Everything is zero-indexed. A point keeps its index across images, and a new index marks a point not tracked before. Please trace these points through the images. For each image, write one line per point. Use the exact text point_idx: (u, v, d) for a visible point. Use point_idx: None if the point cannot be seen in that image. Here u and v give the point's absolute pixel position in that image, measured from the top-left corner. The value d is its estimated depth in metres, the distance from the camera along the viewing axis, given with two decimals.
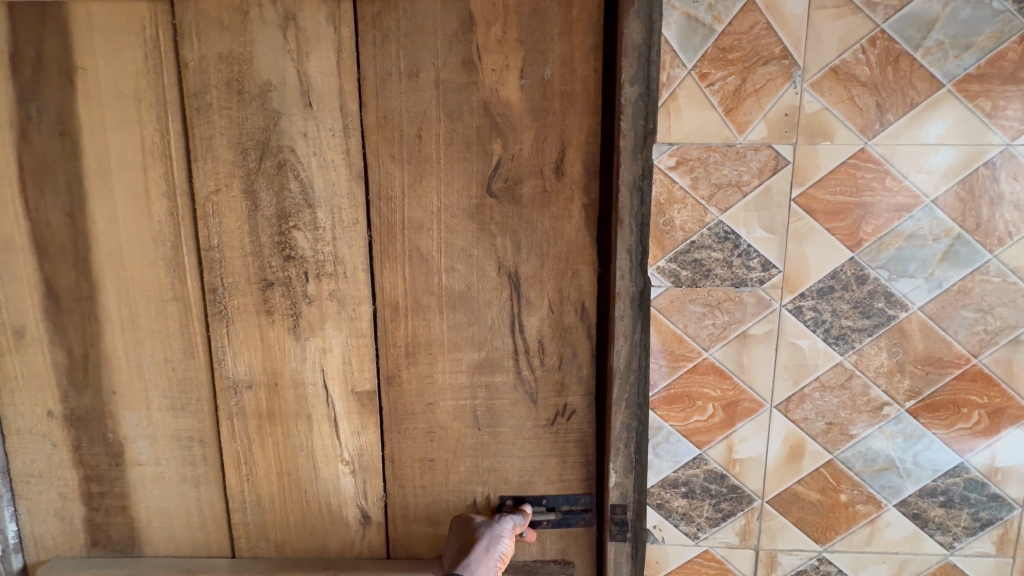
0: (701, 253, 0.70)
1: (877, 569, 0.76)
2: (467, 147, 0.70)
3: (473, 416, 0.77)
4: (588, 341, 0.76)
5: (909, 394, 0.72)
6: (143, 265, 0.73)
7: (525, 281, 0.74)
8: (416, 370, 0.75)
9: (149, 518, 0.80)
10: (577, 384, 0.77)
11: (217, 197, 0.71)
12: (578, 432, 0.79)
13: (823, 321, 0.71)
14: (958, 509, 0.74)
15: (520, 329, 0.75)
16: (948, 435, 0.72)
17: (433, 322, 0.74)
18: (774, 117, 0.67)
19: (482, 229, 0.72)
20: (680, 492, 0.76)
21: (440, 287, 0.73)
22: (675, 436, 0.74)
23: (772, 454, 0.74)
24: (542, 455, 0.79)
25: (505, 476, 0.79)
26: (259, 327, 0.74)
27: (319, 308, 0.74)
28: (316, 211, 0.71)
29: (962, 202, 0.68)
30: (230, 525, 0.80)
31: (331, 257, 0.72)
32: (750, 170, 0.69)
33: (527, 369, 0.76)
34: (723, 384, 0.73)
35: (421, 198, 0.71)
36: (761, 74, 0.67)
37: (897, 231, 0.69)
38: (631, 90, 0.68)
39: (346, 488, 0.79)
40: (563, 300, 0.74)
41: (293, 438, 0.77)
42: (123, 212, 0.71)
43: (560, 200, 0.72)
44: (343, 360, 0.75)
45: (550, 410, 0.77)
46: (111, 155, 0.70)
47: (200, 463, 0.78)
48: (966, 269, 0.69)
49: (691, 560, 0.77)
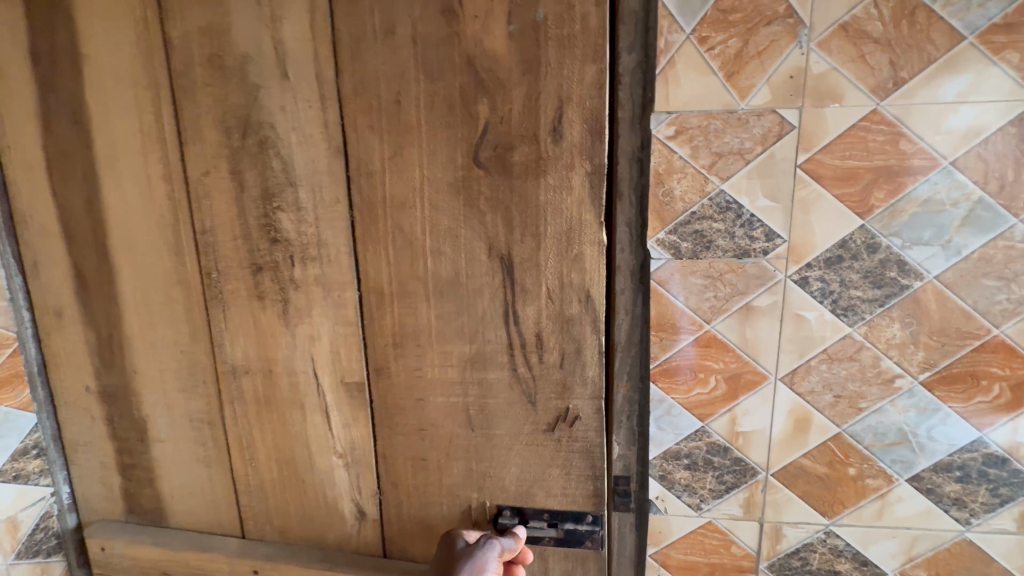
0: (701, 224, 0.69)
1: (888, 544, 0.75)
2: (447, 108, 0.64)
3: (465, 417, 0.74)
4: (594, 336, 0.69)
5: (923, 365, 0.69)
6: (151, 248, 0.76)
7: (520, 263, 0.68)
8: (405, 362, 0.73)
9: (175, 489, 0.86)
10: (583, 388, 0.71)
11: (203, 179, 0.72)
12: (584, 441, 0.73)
13: (831, 292, 0.69)
14: (976, 485, 0.71)
15: (518, 318, 0.69)
16: (966, 409, 0.70)
17: (420, 311, 0.71)
18: (778, 80, 0.65)
19: (470, 204, 0.67)
20: (682, 463, 0.76)
21: (426, 272, 0.69)
22: (677, 409, 0.75)
23: (778, 426, 0.73)
24: (544, 459, 0.74)
25: (502, 484, 0.76)
26: (250, 313, 0.76)
27: (305, 292, 0.73)
28: (298, 189, 0.70)
29: (984, 162, 0.64)
30: (237, 507, 0.84)
31: (312, 240, 0.71)
32: (752, 136, 0.66)
33: (524, 365, 0.71)
34: (726, 356, 0.72)
35: (403, 171, 0.67)
36: (764, 35, 0.64)
37: (911, 197, 0.66)
38: (629, 57, 0.67)
39: (339, 482, 0.80)
40: (565, 289, 0.67)
41: (289, 428, 0.79)
42: (132, 197, 0.75)
43: (558, 174, 0.65)
44: (331, 349, 0.75)
45: (551, 413, 0.72)
46: (117, 139, 0.73)
47: (210, 445, 0.83)
48: (988, 234, 0.65)
49: (695, 531, 0.78)
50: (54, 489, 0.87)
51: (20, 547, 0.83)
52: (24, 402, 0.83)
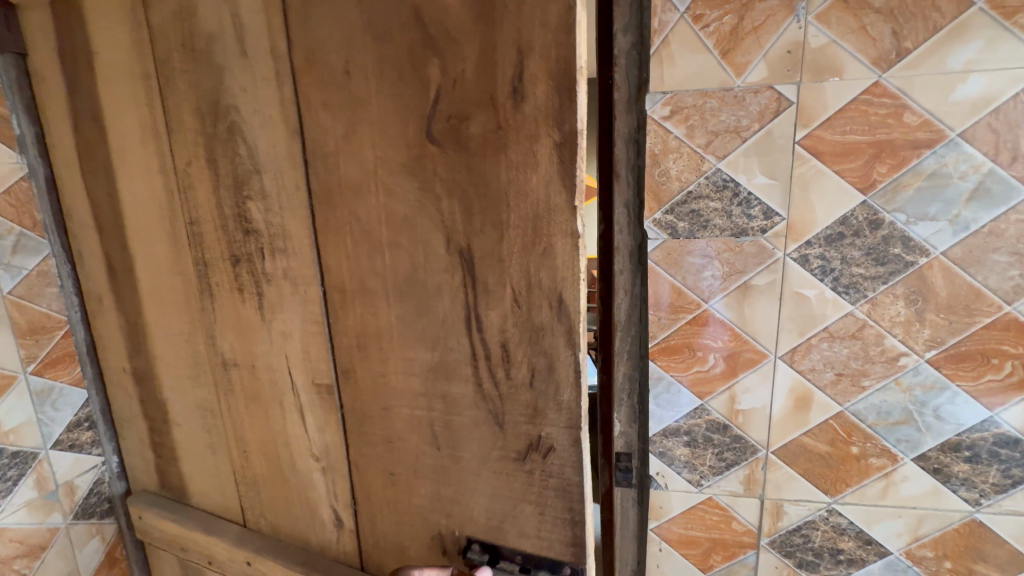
0: (698, 204, 0.70)
1: (892, 523, 0.74)
2: (393, 64, 0.38)
3: (431, 432, 0.46)
4: (571, 353, 0.40)
5: (929, 344, 0.68)
6: (149, 210, 0.55)
7: (480, 264, 0.40)
8: (370, 366, 0.47)
9: (195, 475, 0.66)
10: (554, 410, 0.42)
11: (186, 167, 0.50)
12: (558, 475, 0.43)
13: (831, 270, 0.68)
14: (986, 465, 0.70)
15: (481, 323, 0.41)
16: (975, 388, 0.68)
17: (380, 310, 0.44)
18: (775, 56, 0.64)
19: (425, 202, 0.40)
20: (682, 440, 0.78)
21: (387, 268, 0.43)
22: (676, 386, 0.76)
23: (777, 405, 0.74)
24: (512, 499, 0.46)
25: (468, 510, 0.47)
26: (241, 311, 0.53)
27: (277, 288, 0.49)
28: (264, 176, 0.46)
29: (995, 134, 0.62)
30: (236, 493, 0.63)
31: (279, 231, 0.47)
32: (749, 114, 0.66)
33: (491, 380, 0.43)
34: (724, 335, 0.73)
35: (358, 157, 0.41)
36: (760, 10, 0.63)
37: (916, 170, 0.64)
38: (624, 40, 0.69)
39: (315, 485, 0.56)
40: (531, 291, 0.39)
41: (271, 424, 0.56)
42: (128, 152, 0.54)
43: (517, 161, 0.37)
44: (303, 350, 0.50)
45: (517, 438, 0.43)
46: (101, 53, 0.52)
47: (215, 434, 0.61)
48: (999, 207, 0.63)
49: (695, 507, 0.80)
50: (104, 457, 0.73)
51: (77, 509, 0.71)
52: (77, 377, 0.69)
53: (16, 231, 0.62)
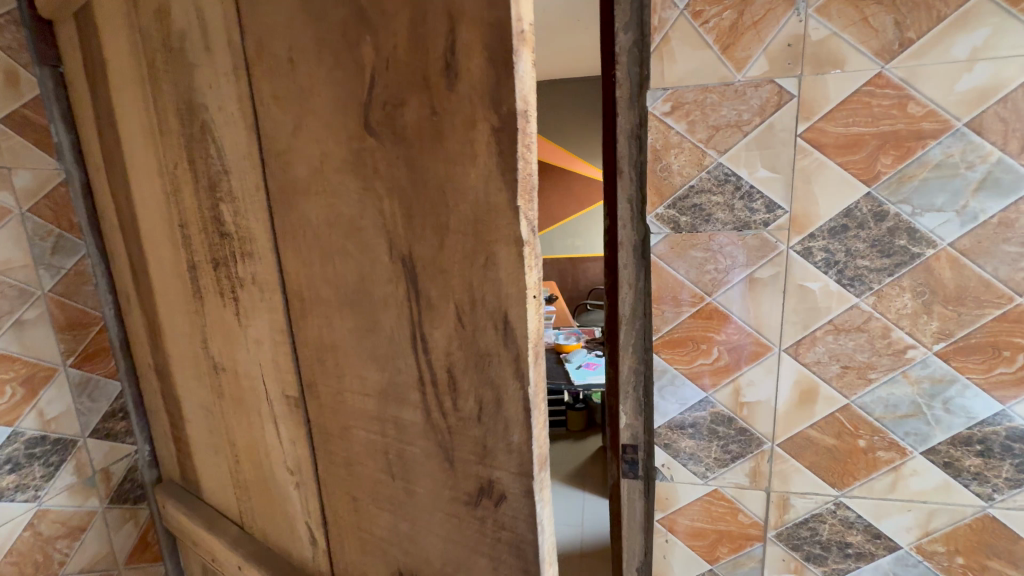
0: (700, 198, 0.70)
1: (902, 517, 0.74)
2: (335, 47, 0.34)
3: (385, 460, 0.41)
4: (518, 387, 0.32)
5: (938, 336, 0.67)
6: (155, 215, 0.58)
7: (422, 272, 0.34)
8: (327, 380, 0.44)
9: (205, 471, 0.68)
10: (505, 454, 0.34)
11: (175, 169, 0.52)
12: (511, 533, 0.35)
13: (836, 262, 0.68)
14: (999, 460, 0.69)
15: (429, 342, 0.35)
16: (986, 381, 0.67)
17: (334, 321, 0.41)
18: (776, 50, 0.64)
19: (373, 204, 0.35)
20: (687, 433, 0.78)
21: (336, 275, 0.39)
22: (680, 379, 0.77)
23: (782, 397, 0.74)
24: (465, 551, 0.38)
25: (424, 556, 0.41)
26: (224, 315, 0.53)
27: (249, 294, 0.49)
28: (230, 177, 0.46)
29: (1003, 122, 0.61)
30: (233, 498, 0.64)
31: (243, 232, 0.46)
32: (750, 108, 0.67)
33: (439, 410, 0.36)
34: (728, 328, 0.73)
35: (306, 154, 0.38)
36: (760, 5, 0.64)
37: (922, 161, 0.63)
38: (625, 38, 0.70)
39: (292, 499, 0.54)
40: (476, 306, 0.32)
41: (252, 431, 0.56)
42: (140, 154, 0.56)
43: (458, 151, 0.30)
44: (273, 359, 0.49)
45: (467, 481, 0.36)
46: (115, 65, 0.55)
47: (216, 436, 0.62)
48: (1008, 197, 0.62)
49: (701, 498, 0.80)
50: (137, 446, 0.78)
51: (113, 494, 0.76)
52: (112, 369, 0.74)
53: (56, 233, 0.67)
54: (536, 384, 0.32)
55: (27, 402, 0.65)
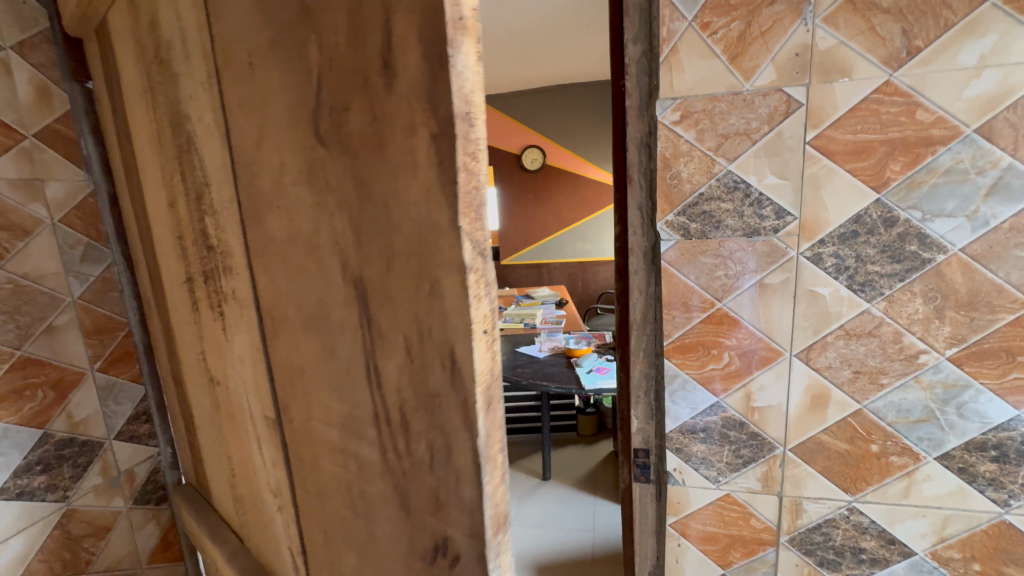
0: (710, 205, 0.71)
1: (916, 523, 0.73)
2: (280, 38, 0.28)
3: (346, 502, 0.36)
4: (467, 435, 0.26)
5: (950, 341, 0.67)
6: (160, 222, 0.56)
7: (370, 294, 0.29)
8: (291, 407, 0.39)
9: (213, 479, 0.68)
10: (458, 513, 0.28)
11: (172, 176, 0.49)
12: None
13: (847, 268, 0.69)
14: (1015, 465, 0.68)
15: (380, 376, 0.30)
16: (1000, 386, 0.67)
17: (295, 344, 0.36)
18: (784, 59, 0.66)
19: (323, 216, 0.30)
20: (699, 437, 0.79)
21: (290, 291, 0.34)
22: (691, 384, 0.77)
23: (793, 402, 0.74)
24: None
25: None
26: (214, 329, 0.49)
27: (228, 307, 0.45)
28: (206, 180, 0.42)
29: (1013, 128, 0.61)
30: (234, 509, 0.61)
31: (222, 243, 0.42)
32: (758, 116, 0.68)
33: (392, 454, 0.31)
34: (739, 333, 0.74)
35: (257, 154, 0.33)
36: (767, 16, 0.65)
37: (931, 167, 0.64)
38: (634, 49, 0.72)
39: (277, 526, 0.49)
40: (422, 339, 0.26)
41: (243, 446, 0.51)
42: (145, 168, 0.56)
43: (399, 158, 0.24)
44: (249, 377, 0.44)
45: (423, 537, 0.31)
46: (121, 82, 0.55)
47: (218, 448, 0.60)
48: (1019, 202, 0.62)
49: (713, 503, 0.81)
50: (159, 448, 0.80)
51: (136, 495, 0.78)
52: (136, 374, 0.76)
53: (85, 243, 0.69)
54: (489, 435, 0.26)
55: (58, 405, 0.68)
